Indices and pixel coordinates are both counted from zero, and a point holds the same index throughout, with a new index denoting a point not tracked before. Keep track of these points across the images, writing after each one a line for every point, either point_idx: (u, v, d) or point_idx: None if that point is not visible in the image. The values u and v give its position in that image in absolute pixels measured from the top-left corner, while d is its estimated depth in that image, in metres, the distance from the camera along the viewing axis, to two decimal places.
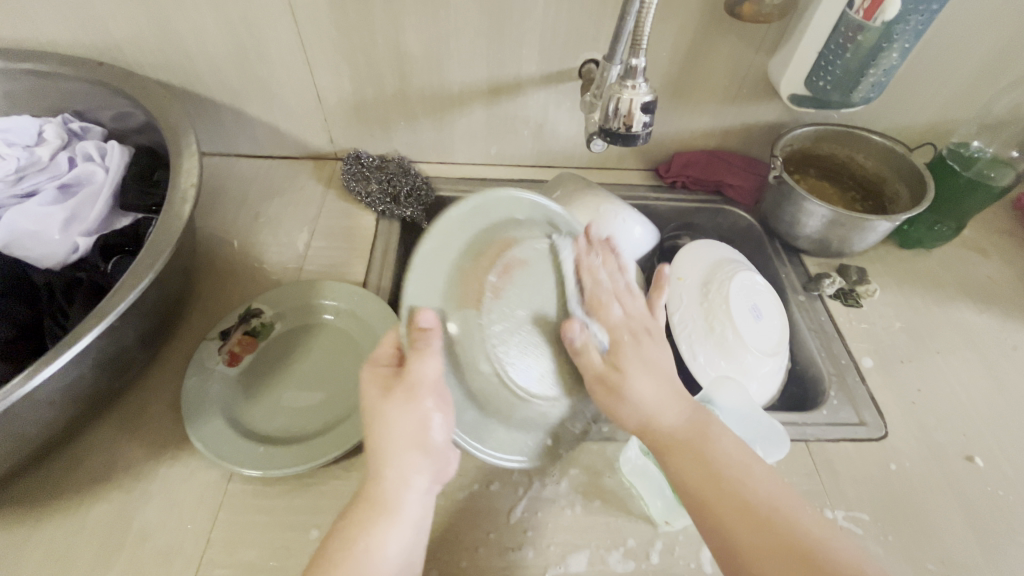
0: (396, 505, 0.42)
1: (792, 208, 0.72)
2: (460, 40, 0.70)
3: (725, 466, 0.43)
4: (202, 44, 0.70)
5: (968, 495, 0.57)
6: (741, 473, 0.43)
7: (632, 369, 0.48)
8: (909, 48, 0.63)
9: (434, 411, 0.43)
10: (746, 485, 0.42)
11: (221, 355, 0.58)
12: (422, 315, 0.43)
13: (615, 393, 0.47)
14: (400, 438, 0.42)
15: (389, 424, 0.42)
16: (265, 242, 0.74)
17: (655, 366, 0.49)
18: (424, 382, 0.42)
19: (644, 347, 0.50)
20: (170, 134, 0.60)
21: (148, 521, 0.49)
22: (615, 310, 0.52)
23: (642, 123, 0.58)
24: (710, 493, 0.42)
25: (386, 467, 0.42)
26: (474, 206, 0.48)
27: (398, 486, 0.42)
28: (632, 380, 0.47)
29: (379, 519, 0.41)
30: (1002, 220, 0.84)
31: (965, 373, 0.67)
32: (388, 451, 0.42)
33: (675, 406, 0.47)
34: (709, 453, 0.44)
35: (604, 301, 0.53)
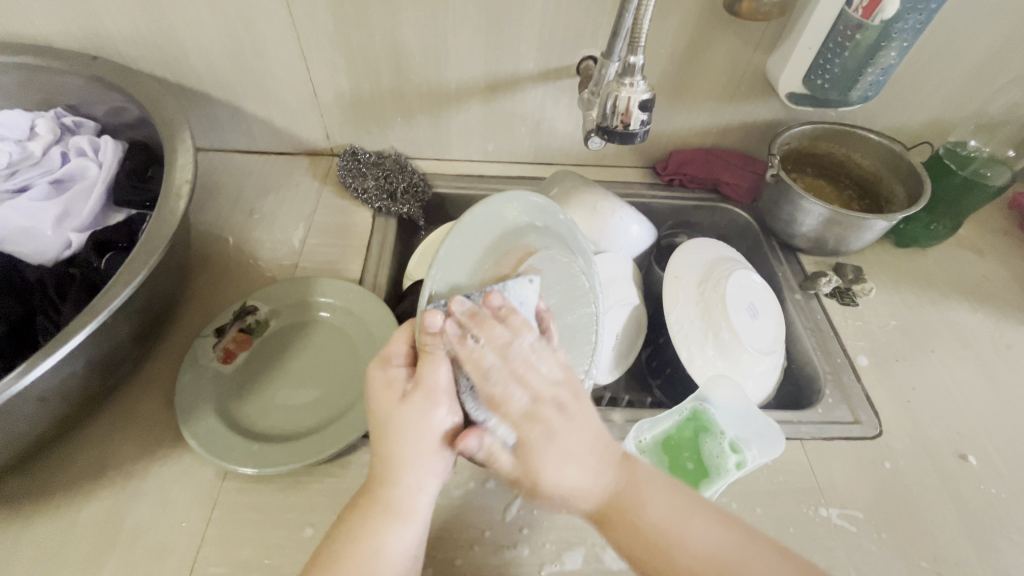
0: (408, 509, 0.40)
1: (789, 206, 0.72)
2: (457, 36, 0.69)
3: (659, 534, 0.40)
4: (197, 39, 0.69)
5: (961, 493, 0.57)
6: (685, 530, 0.40)
7: (545, 466, 0.39)
8: (907, 47, 0.63)
9: (451, 414, 0.42)
10: (695, 541, 0.40)
11: (216, 352, 0.58)
12: (430, 316, 0.42)
13: (534, 491, 0.40)
14: (415, 442, 0.41)
15: (404, 427, 0.41)
16: (259, 238, 0.73)
17: (579, 443, 0.41)
18: (441, 384, 0.42)
19: (560, 430, 0.40)
20: (164, 129, 0.60)
21: (141, 519, 0.49)
22: (516, 396, 0.40)
23: (640, 120, 0.58)
24: (653, 560, 0.40)
25: (399, 472, 0.40)
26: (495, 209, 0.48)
27: (412, 488, 0.41)
28: (549, 475, 0.39)
29: (388, 523, 0.40)
30: (997, 219, 0.84)
31: (960, 372, 0.67)
32: (401, 455, 0.41)
33: (603, 474, 0.41)
34: (644, 519, 0.41)
35: (502, 381, 0.41)
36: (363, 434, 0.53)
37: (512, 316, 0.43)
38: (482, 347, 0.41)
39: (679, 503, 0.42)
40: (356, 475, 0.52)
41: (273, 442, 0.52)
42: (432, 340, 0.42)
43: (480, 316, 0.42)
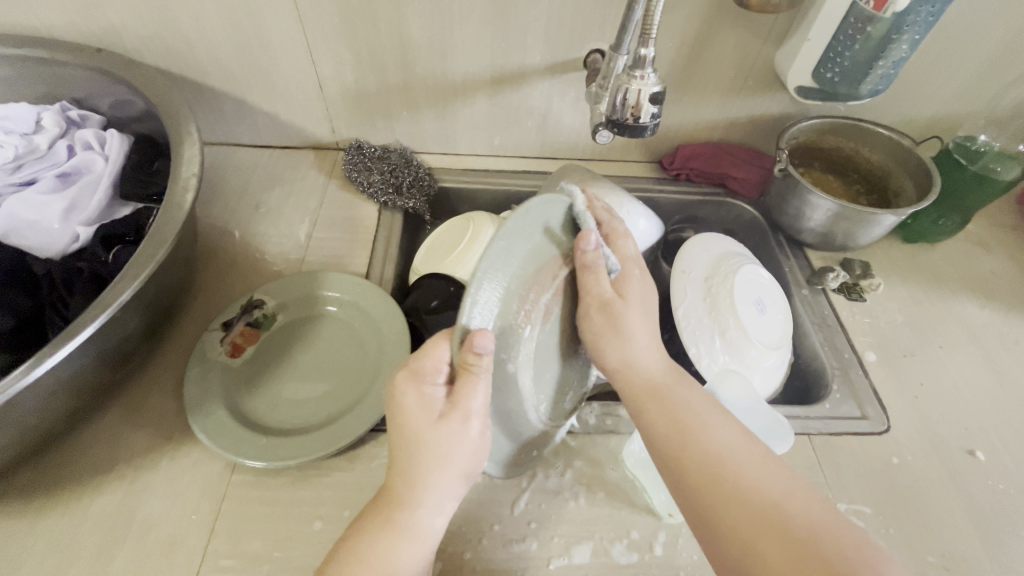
0: (423, 530, 0.41)
1: (797, 201, 0.71)
2: (463, 29, 0.69)
3: (688, 424, 0.45)
4: (203, 32, 0.69)
5: (969, 489, 0.57)
6: (715, 424, 0.45)
7: (628, 320, 0.48)
8: (919, 40, 0.62)
9: (480, 440, 0.42)
10: (721, 434, 0.44)
11: (223, 346, 0.58)
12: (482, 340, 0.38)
13: (614, 323, 0.48)
14: (441, 464, 0.41)
15: (436, 451, 0.41)
16: (265, 232, 0.73)
17: (650, 333, 0.51)
18: (477, 411, 0.41)
19: (647, 289, 0.52)
20: (171, 122, 0.59)
21: (152, 511, 0.49)
22: (633, 247, 0.53)
23: (650, 113, 0.57)
24: (682, 438, 0.44)
25: (422, 495, 0.41)
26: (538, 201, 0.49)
27: (434, 508, 0.42)
28: (628, 335, 0.48)
29: (403, 543, 0.40)
30: (1006, 215, 0.84)
31: (968, 368, 0.67)
32: (425, 475, 0.41)
33: (657, 357, 0.49)
34: (682, 407, 0.46)
35: (626, 238, 0.53)
36: (370, 428, 0.53)
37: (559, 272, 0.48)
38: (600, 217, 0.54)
39: (709, 401, 0.47)
40: (364, 469, 0.53)
41: (281, 436, 0.52)
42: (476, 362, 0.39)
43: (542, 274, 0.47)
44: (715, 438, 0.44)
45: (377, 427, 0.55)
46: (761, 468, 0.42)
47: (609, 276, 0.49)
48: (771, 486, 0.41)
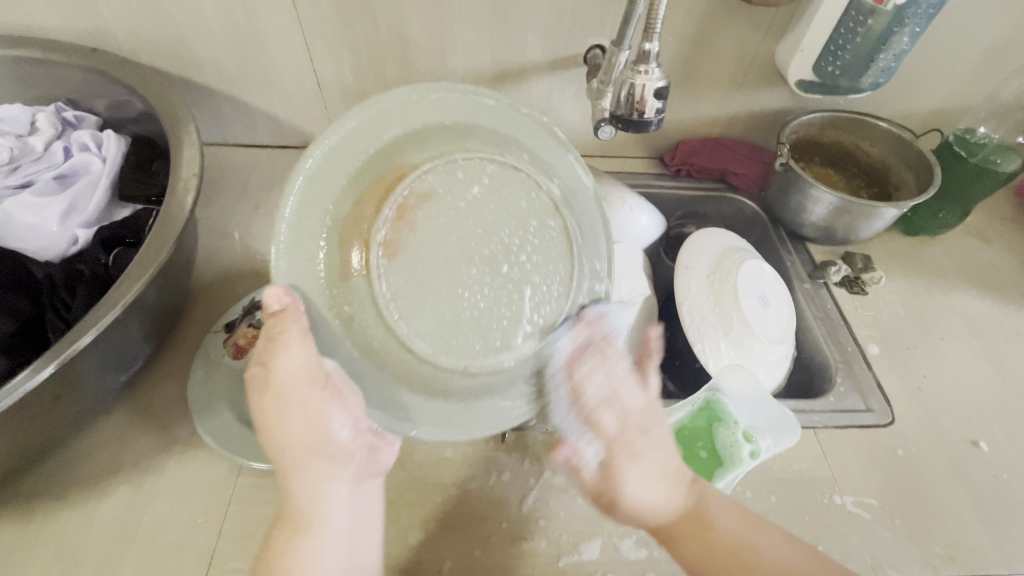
0: (317, 520, 0.42)
1: (799, 195, 0.72)
2: (463, 25, 0.68)
3: (734, 549, 0.43)
4: (199, 31, 0.68)
5: (973, 479, 0.57)
6: (757, 548, 0.43)
7: (624, 480, 0.43)
8: (920, 33, 0.63)
9: (325, 407, 0.40)
10: (770, 560, 0.43)
11: (226, 348, 0.57)
12: (268, 298, 0.38)
13: (613, 509, 0.44)
14: (299, 445, 0.41)
15: (281, 434, 0.40)
16: (265, 233, 0.73)
17: (660, 462, 0.44)
18: (300, 380, 0.39)
19: (648, 437, 0.45)
20: (170, 122, 0.59)
21: (158, 514, 0.49)
22: (608, 419, 0.45)
23: (654, 108, 0.57)
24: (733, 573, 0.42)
25: (293, 481, 0.41)
26: (351, 128, 0.41)
27: (317, 490, 0.41)
28: (628, 488, 0.43)
29: (305, 538, 0.41)
30: (1004, 206, 0.84)
31: (970, 359, 0.67)
32: (291, 466, 0.41)
33: (677, 492, 0.44)
34: (717, 549, 0.43)
35: (595, 410, 0.45)
36: None
37: (611, 342, 0.47)
38: (579, 369, 0.46)
39: (744, 514, 0.45)
40: None
41: None
42: (275, 326, 0.39)
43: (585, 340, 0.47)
44: (767, 566, 0.42)
45: None
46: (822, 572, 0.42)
47: (591, 465, 0.45)
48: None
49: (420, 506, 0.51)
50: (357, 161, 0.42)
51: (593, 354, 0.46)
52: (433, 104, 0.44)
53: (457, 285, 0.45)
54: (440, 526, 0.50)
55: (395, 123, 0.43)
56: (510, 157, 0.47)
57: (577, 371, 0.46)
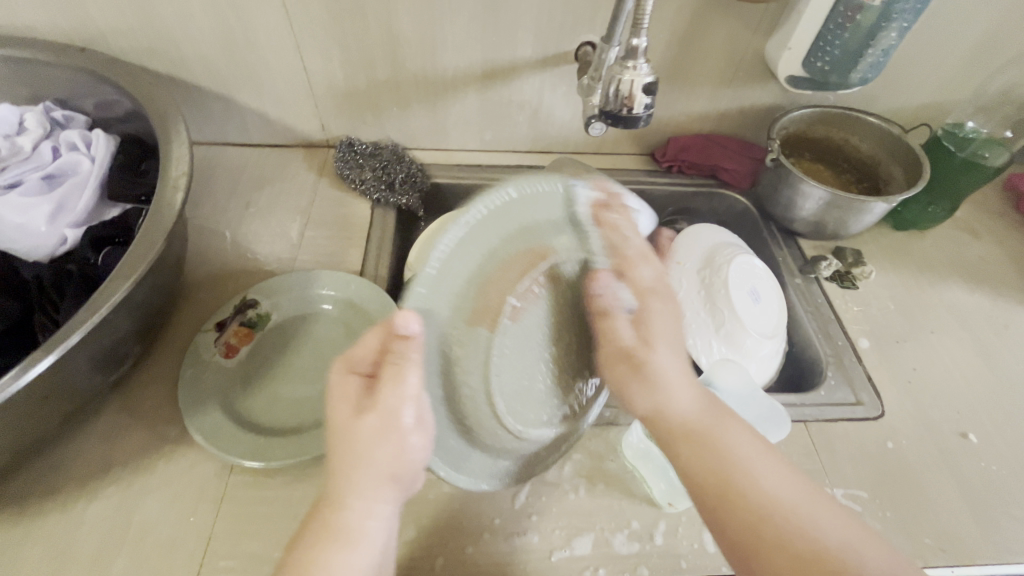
0: (358, 535, 0.37)
1: (789, 190, 0.72)
2: (453, 23, 0.68)
3: (734, 468, 0.39)
4: (188, 30, 0.68)
5: (962, 470, 0.58)
6: (756, 468, 0.40)
7: (655, 346, 0.45)
8: (908, 28, 0.63)
9: (413, 433, 0.39)
10: (763, 481, 0.39)
11: (217, 347, 0.57)
12: (402, 319, 0.38)
13: (642, 367, 0.44)
14: (375, 465, 0.38)
15: (359, 446, 0.38)
16: (256, 232, 0.72)
17: (677, 349, 0.45)
18: (404, 401, 0.39)
19: (671, 315, 0.47)
20: (159, 121, 0.58)
21: (149, 514, 0.49)
22: (646, 272, 0.47)
23: (643, 104, 0.57)
24: (722, 489, 0.39)
25: (351, 496, 0.37)
26: (465, 236, 0.41)
27: (366, 514, 0.37)
28: (656, 354, 0.44)
29: (340, 550, 0.36)
30: (993, 200, 0.85)
31: (959, 352, 0.68)
32: (358, 478, 0.38)
33: (686, 391, 0.43)
34: (707, 461, 0.40)
35: (632, 263, 0.47)
36: None
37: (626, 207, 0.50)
38: (614, 235, 0.48)
39: (757, 445, 0.41)
40: None
41: (279, 436, 0.52)
42: (399, 344, 0.39)
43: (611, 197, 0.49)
44: (762, 487, 0.39)
45: None
46: (815, 508, 0.38)
47: (622, 320, 0.46)
48: (819, 533, 0.37)
49: (412, 503, 0.51)
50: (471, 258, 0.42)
51: (615, 208, 0.48)
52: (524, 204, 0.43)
53: (541, 360, 0.48)
54: (432, 523, 0.50)
55: (496, 231, 0.43)
56: (586, 250, 0.47)
57: (612, 227, 0.47)
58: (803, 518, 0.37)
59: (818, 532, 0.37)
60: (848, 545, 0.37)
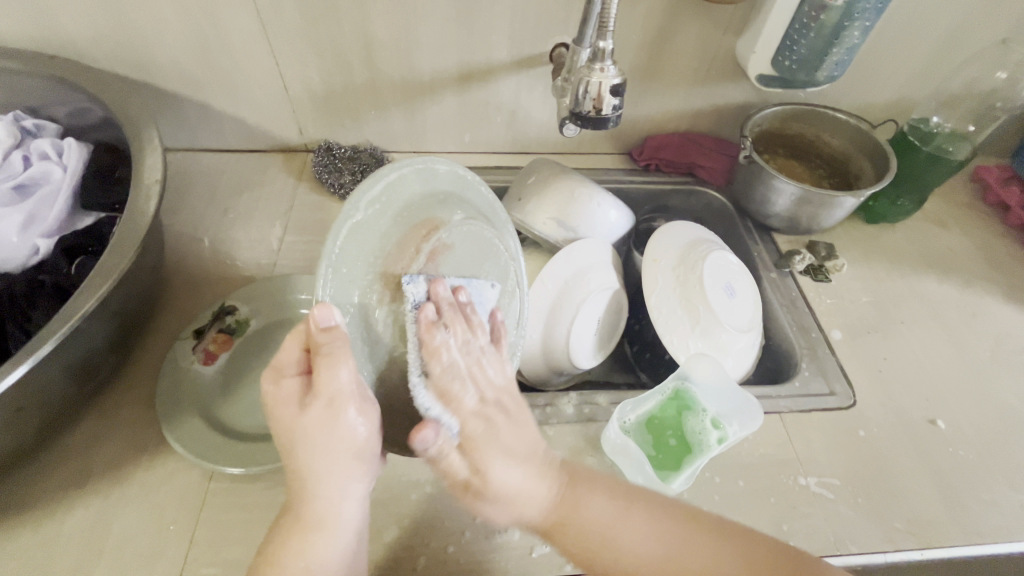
0: (330, 520, 0.41)
1: (762, 186, 0.73)
2: (428, 26, 0.69)
3: (602, 538, 0.46)
4: (161, 36, 0.67)
5: (932, 455, 0.60)
6: (619, 536, 0.46)
7: (490, 465, 0.47)
8: (871, 26, 0.64)
9: (358, 420, 0.40)
10: (631, 548, 0.46)
11: (195, 354, 0.57)
12: (318, 315, 0.36)
13: (479, 494, 0.46)
14: (330, 455, 0.41)
15: (312, 440, 0.40)
16: (235, 239, 0.72)
17: (521, 446, 0.49)
18: (343, 393, 0.39)
19: (503, 430, 0.48)
20: (131, 128, 0.58)
21: (130, 524, 0.49)
22: (468, 396, 0.47)
23: (612, 105, 0.58)
24: (602, 561, 0.46)
25: (320, 486, 0.41)
26: (358, 223, 0.40)
27: (335, 493, 0.41)
28: (492, 476, 0.47)
29: (314, 536, 0.41)
30: (961, 192, 0.87)
31: (929, 341, 0.70)
32: (317, 466, 0.41)
33: (540, 490, 0.48)
34: (586, 537, 0.46)
35: (458, 386, 0.46)
36: None
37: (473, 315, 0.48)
38: (471, 373, 0.47)
39: (612, 506, 0.47)
40: None
41: (259, 441, 0.52)
42: (322, 340, 0.37)
43: (454, 311, 0.46)
44: (625, 551, 0.46)
45: None
46: (679, 549, 0.45)
47: (456, 459, 0.47)
48: (687, 569, 0.45)
49: (395, 505, 0.52)
50: (369, 244, 0.41)
51: (451, 317, 0.45)
52: (418, 175, 0.45)
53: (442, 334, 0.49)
54: (414, 524, 0.51)
55: (386, 206, 0.42)
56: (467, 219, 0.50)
57: (433, 340, 0.43)
58: (673, 563, 0.45)
59: (688, 568, 0.45)
60: (715, 563, 0.45)
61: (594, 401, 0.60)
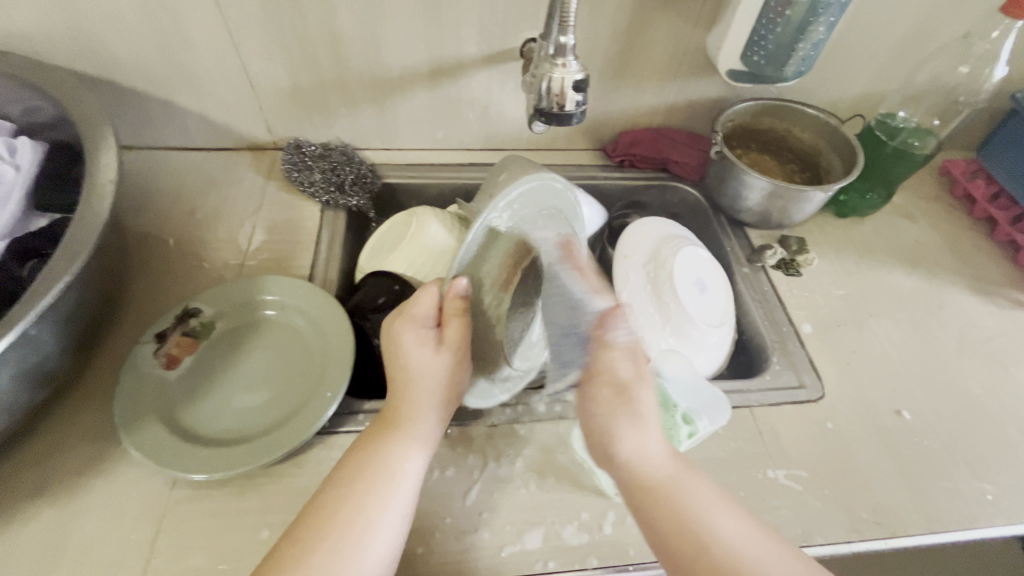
0: (425, 439, 0.48)
1: (734, 182, 0.74)
2: (395, 21, 0.68)
3: (701, 519, 0.42)
4: (119, 31, 0.65)
5: (897, 445, 0.61)
6: (711, 524, 0.42)
7: (648, 390, 0.50)
8: (836, 22, 0.65)
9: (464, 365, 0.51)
10: (725, 540, 0.41)
11: (158, 359, 0.55)
12: (458, 285, 0.48)
13: (636, 399, 0.49)
14: (438, 388, 0.50)
15: (429, 373, 0.50)
16: (201, 239, 0.70)
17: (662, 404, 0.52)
18: (463, 342, 0.50)
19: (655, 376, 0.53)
20: (86, 126, 0.56)
21: (87, 535, 0.47)
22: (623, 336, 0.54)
23: (575, 101, 0.57)
24: (693, 543, 0.41)
25: (423, 409, 0.49)
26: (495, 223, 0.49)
27: (428, 425, 0.49)
28: (647, 397, 0.50)
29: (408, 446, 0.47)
30: (929, 185, 0.89)
31: (895, 332, 0.71)
32: (417, 396, 0.49)
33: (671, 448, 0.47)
34: (690, 507, 0.43)
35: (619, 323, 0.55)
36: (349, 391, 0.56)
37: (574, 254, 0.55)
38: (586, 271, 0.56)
39: (724, 503, 0.44)
40: (312, 474, 0.52)
41: (222, 446, 0.51)
42: (455, 304, 0.49)
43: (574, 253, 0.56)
44: (719, 543, 0.41)
45: (323, 431, 0.55)
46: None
47: (619, 359, 0.52)
48: None
49: None
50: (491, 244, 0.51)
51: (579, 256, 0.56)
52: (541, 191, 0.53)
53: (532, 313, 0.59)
54: None
55: (517, 214, 0.51)
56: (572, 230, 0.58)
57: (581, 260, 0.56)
58: None
59: None
60: None
61: (566, 399, 0.61)
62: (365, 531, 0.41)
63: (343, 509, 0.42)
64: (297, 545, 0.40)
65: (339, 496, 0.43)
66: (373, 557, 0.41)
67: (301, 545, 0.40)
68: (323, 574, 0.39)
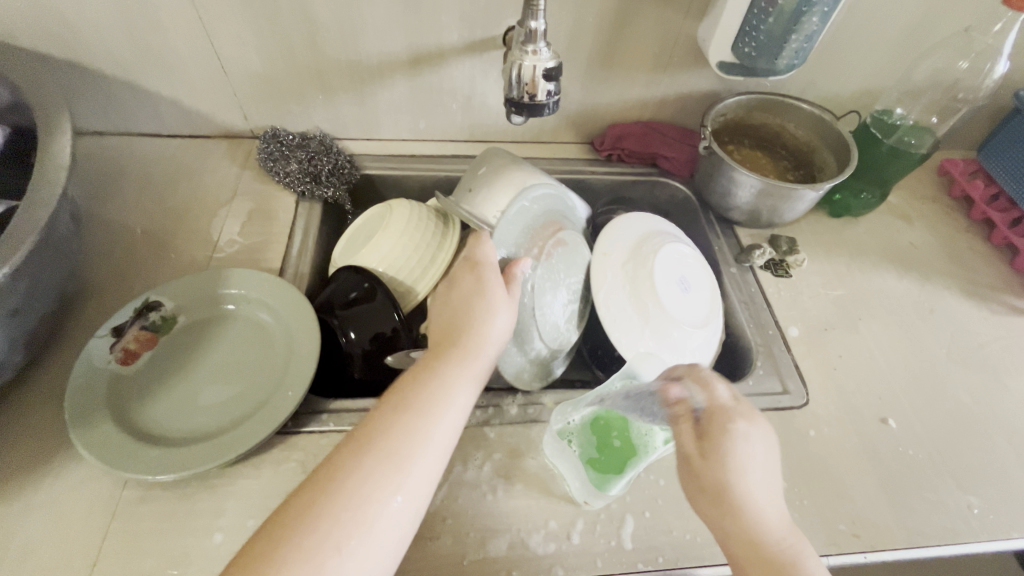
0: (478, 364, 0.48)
1: (724, 179, 0.71)
2: (371, 6, 0.65)
3: None
4: (82, 12, 0.63)
5: (881, 456, 0.58)
6: None
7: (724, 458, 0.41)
8: (830, 13, 0.62)
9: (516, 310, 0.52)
10: None
11: (114, 353, 0.53)
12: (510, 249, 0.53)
13: (702, 474, 0.41)
14: (494, 324, 0.50)
15: (485, 309, 0.50)
16: (171, 229, 0.68)
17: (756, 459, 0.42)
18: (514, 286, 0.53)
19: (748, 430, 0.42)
20: (41, 111, 0.54)
21: (30, 536, 0.46)
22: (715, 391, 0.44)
23: (546, 91, 0.55)
24: None
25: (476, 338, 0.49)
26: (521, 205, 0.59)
27: (481, 362, 0.48)
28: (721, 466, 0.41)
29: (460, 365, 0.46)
30: (927, 186, 0.86)
31: (885, 337, 0.68)
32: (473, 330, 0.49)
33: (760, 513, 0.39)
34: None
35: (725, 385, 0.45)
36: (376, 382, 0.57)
37: None
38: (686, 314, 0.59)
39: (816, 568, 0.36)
40: (270, 476, 0.50)
41: (176, 446, 0.49)
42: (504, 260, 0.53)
43: None
44: None
45: (284, 431, 0.53)
46: None
47: (688, 427, 0.43)
48: None
49: None
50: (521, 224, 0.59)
51: None
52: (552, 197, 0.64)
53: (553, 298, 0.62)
54: None
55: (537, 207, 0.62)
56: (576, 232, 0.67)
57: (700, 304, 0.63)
58: None
59: None
60: None
61: (540, 402, 0.59)
62: (418, 440, 0.41)
63: (395, 423, 0.41)
64: (353, 455, 0.39)
65: (392, 415, 0.42)
66: (420, 475, 0.40)
67: (350, 451, 0.40)
68: (372, 476, 0.38)
